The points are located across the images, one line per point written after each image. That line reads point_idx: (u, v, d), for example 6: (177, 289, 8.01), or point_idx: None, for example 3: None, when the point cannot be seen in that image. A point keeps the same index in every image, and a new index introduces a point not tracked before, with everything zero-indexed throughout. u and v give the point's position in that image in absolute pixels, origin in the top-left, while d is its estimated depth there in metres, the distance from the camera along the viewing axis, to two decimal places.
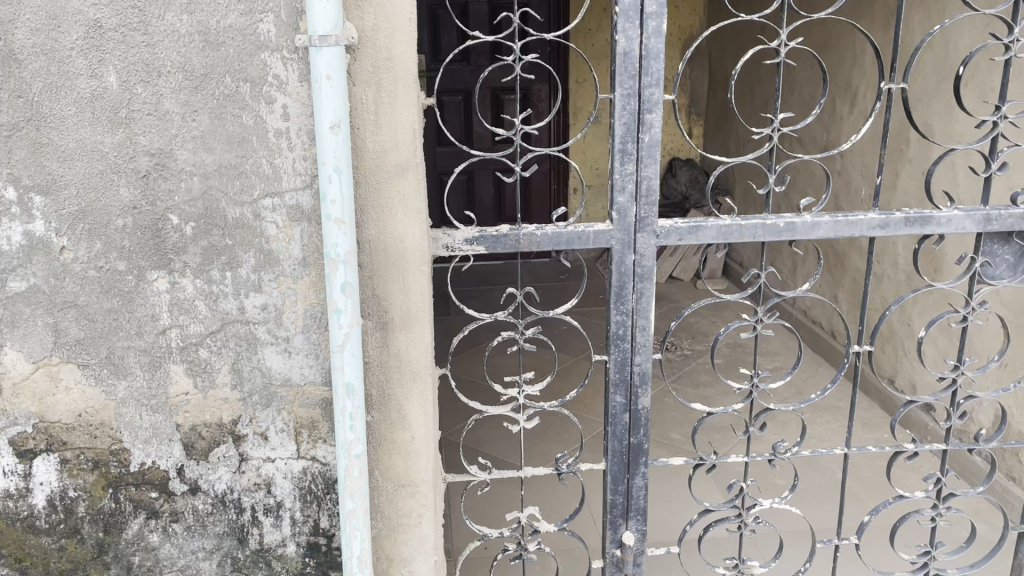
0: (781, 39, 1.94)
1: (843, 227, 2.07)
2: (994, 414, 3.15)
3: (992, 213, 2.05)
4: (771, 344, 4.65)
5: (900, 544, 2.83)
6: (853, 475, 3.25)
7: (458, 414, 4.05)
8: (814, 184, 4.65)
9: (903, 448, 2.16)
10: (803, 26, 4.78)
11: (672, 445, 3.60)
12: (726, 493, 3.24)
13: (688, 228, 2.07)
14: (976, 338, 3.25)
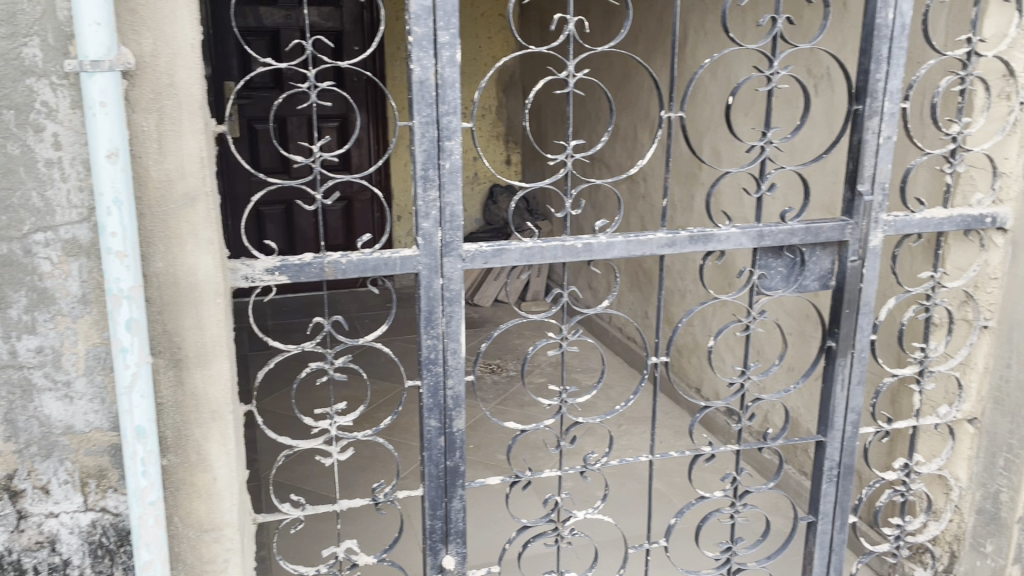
0: (569, 71, 2.04)
1: (634, 247, 2.20)
2: (783, 414, 3.41)
3: (763, 230, 2.25)
4: (583, 358, 4.84)
5: (706, 542, 3.00)
6: (665, 481, 3.42)
7: (269, 451, 3.93)
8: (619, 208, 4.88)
9: (702, 451, 2.29)
10: (598, 58, 5.01)
11: (493, 465, 3.65)
12: (544, 508, 3.31)
13: (492, 251, 2.12)
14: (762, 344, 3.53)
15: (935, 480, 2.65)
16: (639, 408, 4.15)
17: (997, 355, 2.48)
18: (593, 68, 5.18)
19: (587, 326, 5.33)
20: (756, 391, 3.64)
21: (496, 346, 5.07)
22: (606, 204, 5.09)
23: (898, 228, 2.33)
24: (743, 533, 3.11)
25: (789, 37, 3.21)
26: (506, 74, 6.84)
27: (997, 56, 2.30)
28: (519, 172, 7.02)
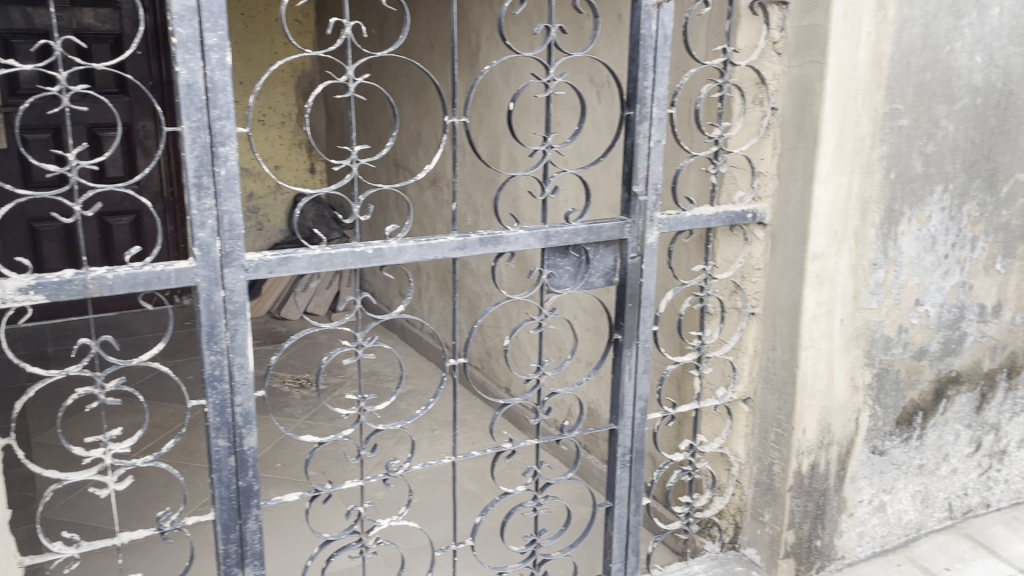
0: (349, 75, 2.00)
1: (425, 251, 2.21)
2: (577, 405, 3.57)
3: (550, 230, 2.33)
4: (379, 363, 4.84)
5: (511, 537, 3.07)
6: (472, 481, 3.46)
7: (32, 485, 3.61)
8: (423, 217, 4.84)
9: (502, 448, 2.31)
10: (396, 64, 4.97)
11: (281, 481, 3.56)
12: (346, 520, 3.26)
13: (277, 260, 2.05)
14: (554, 341, 3.66)
15: (718, 458, 2.88)
16: (440, 411, 4.19)
17: (763, 339, 2.73)
18: (388, 79, 5.16)
19: (397, 333, 5.31)
20: (550, 386, 3.78)
21: (283, 357, 4.98)
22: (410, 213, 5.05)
23: (672, 225, 2.51)
24: (546, 525, 3.21)
25: (564, 46, 3.37)
26: (305, 81, 6.71)
27: (749, 66, 2.53)
28: (324, 180, 6.92)
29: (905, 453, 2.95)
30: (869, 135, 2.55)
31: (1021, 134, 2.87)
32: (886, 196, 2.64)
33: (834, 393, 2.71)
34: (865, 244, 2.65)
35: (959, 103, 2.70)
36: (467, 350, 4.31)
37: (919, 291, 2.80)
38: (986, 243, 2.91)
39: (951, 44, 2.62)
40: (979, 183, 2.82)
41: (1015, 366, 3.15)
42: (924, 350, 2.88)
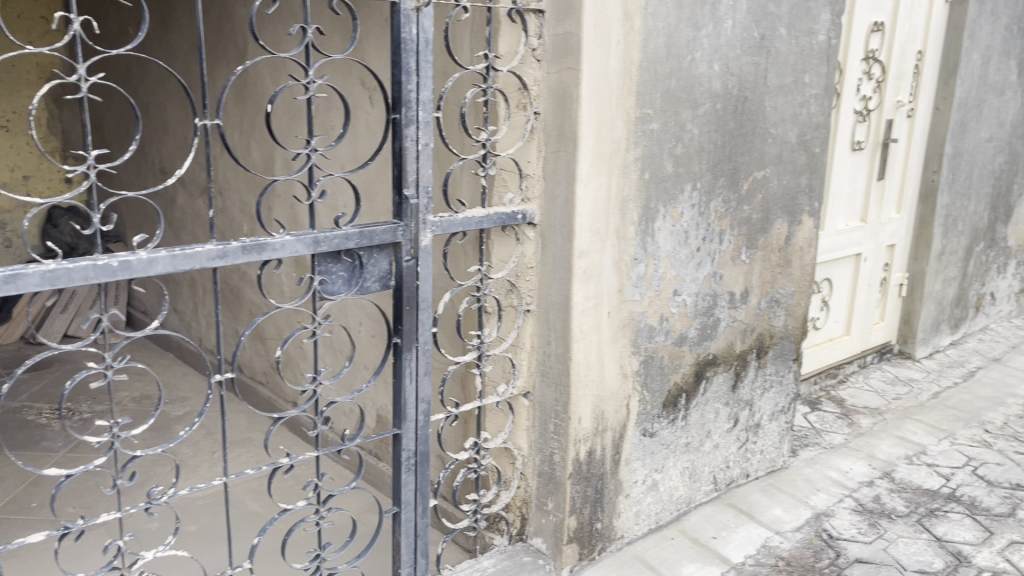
0: (80, 73, 1.78)
1: (181, 261, 2.06)
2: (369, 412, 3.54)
3: (319, 236, 2.27)
4: (138, 384, 4.53)
5: (292, 555, 2.99)
6: (253, 500, 3.33)
7: None
8: (197, 228, 4.58)
9: (280, 463, 2.21)
10: (156, 68, 4.66)
11: (28, 524, 3.24)
12: (103, 556, 3.03)
13: (3, 277, 1.82)
14: (335, 349, 3.59)
15: (503, 453, 2.93)
16: (212, 428, 3.98)
17: (539, 335, 2.83)
18: (148, 84, 4.82)
19: (170, 350, 5.00)
20: (336, 395, 3.71)
21: (32, 387, 4.54)
22: (182, 224, 4.74)
23: (444, 227, 2.53)
24: (331, 538, 3.15)
25: (330, 50, 3.31)
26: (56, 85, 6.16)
27: (511, 71, 2.59)
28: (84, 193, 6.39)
29: (672, 433, 3.19)
30: (624, 139, 2.72)
31: (756, 136, 3.17)
32: (642, 194, 2.83)
33: (605, 381, 2.87)
34: (626, 240, 2.83)
35: (702, 108, 2.94)
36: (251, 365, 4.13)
37: (676, 282, 3.03)
38: (732, 236, 3.20)
39: (692, 54, 2.85)
40: (723, 181, 3.10)
41: (762, 347, 3.48)
42: (684, 336, 3.12)
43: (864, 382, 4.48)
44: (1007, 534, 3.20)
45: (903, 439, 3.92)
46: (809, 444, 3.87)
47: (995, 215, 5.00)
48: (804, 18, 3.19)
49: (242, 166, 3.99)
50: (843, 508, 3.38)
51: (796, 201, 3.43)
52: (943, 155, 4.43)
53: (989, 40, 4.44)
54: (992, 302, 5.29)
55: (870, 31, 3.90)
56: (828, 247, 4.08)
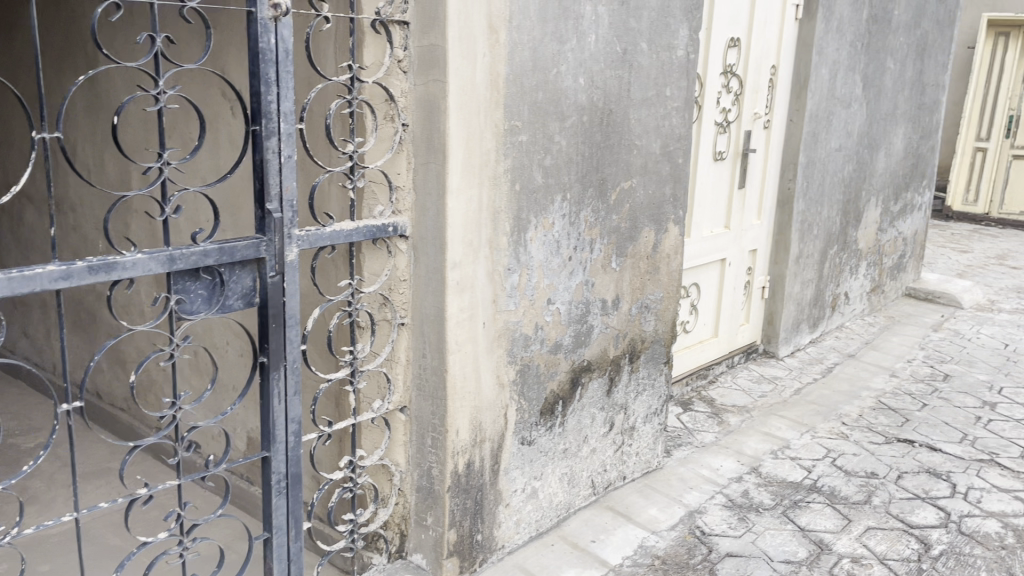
0: None
1: (19, 284, 1.90)
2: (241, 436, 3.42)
3: (174, 253, 2.15)
4: None
5: None
6: (111, 533, 3.15)
7: None
8: (47, 246, 4.30)
9: (137, 494, 2.04)
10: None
11: None
12: None
13: None
14: (198, 370, 3.45)
15: (380, 470, 2.88)
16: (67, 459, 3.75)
17: (414, 348, 2.80)
18: None
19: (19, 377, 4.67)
20: (202, 417, 3.57)
21: None
22: (31, 242, 4.44)
23: (311, 241, 2.46)
24: (194, 569, 3.03)
25: (184, 60, 3.19)
26: None
27: (376, 83, 2.55)
28: None
29: (550, 440, 3.22)
30: (493, 150, 2.74)
31: (622, 147, 3.26)
32: (513, 205, 2.86)
33: (482, 392, 2.88)
34: (499, 251, 2.85)
35: (569, 120, 3.00)
36: (110, 390, 3.92)
37: (549, 291, 3.07)
38: (602, 245, 3.27)
39: (557, 67, 2.90)
40: (591, 191, 3.17)
41: (635, 352, 3.58)
42: (559, 344, 3.17)
43: (732, 381, 4.68)
44: (863, 520, 3.40)
45: (769, 435, 4.11)
46: (681, 443, 4.00)
47: (846, 220, 5.34)
48: (664, 33, 3.31)
49: (95, 180, 3.78)
50: (715, 504, 3.51)
51: (662, 210, 3.55)
52: (797, 164, 4.69)
53: (836, 55, 4.74)
54: (847, 301, 5.64)
55: (727, 47, 4.09)
56: (694, 254, 4.24)
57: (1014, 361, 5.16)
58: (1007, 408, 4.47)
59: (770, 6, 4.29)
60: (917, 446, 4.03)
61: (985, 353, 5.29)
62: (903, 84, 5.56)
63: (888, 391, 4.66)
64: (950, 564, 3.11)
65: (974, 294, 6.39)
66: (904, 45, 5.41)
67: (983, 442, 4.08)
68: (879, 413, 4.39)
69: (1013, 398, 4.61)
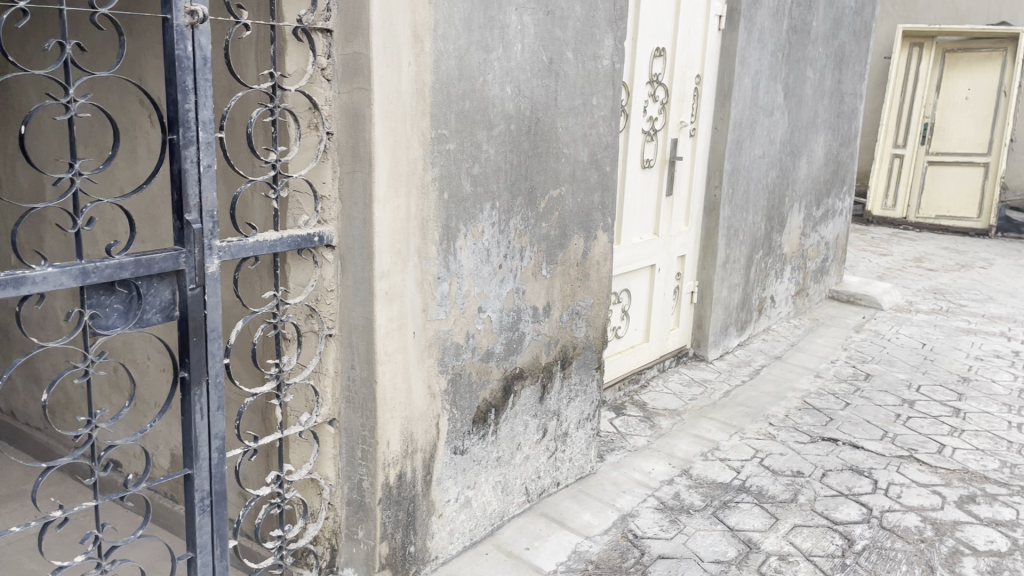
0: None
1: None
2: (164, 453, 3.32)
3: (88, 266, 2.07)
4: None
5: None
6: (23, 558, 3.02)
7: None
8: None
9: (51, 518, 1.96)
10: None
11: None
12: None
13: None
14: (117, 384, 3.35)
15: (309, 485, 2.83)
16: None
17: (342, 359, 2.76)
18: None
19: None
20: (122, 432, 3.46)
21: None
22: None
23: (233, 253, 2.40)
24: None
25: (100, 66, 3.09)
26: None
27: (299, 91, 2.51)
28: None
29: (483, 449, 3.21)
30: (420, 159, 2.73)
31: (550, 156, 3.28)
32: (442, 214, 2.85)
33: (413, 403, 2.85)
34: (428, 260, 2.83)
35: (497, 128, 3.01)
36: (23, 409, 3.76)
37: (480, 299, 3.07)
38: (532, 252, 3.29)
39: (484, 76, 2.90)
40: (520, 200, 3.18)
41: (567, 358, 3.60)
42: (490, 352, 3.16)
43: (663, 385, 4.75)
44: (790, 518, 3.48)
45: (699, 437, 4.19)
46: (614, 448, 4.04)
47: (771, 225, 5.48)
48: (589, 44, 3.35)
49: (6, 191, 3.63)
50: (647, 507, 3.55)
51: (591, 217, 3.58)
52: (723, 172, 4.80)
53: (758, 65, 4.87)
54: (773, 304, 5.79)
55: (652, 57, 4.16)
56: (624, 260, 4.30)
57: (930, 359, 5.37)
58: (924, 405, 4.65)
59: (693, 17, 4.39)
60: (840, 444, 4.16)
61: (904, 352, 5.50)
62: (823, 93, 5.74)
63: (813, 392, 4.79)
64: (873, 558, 3.21)
65: (893, 296, 6.63)
66: (823, 55, 5.59)
67: (903, 439, 4.23)
68: (805, 413, 4.51)
69: (930, 395, 4.79)
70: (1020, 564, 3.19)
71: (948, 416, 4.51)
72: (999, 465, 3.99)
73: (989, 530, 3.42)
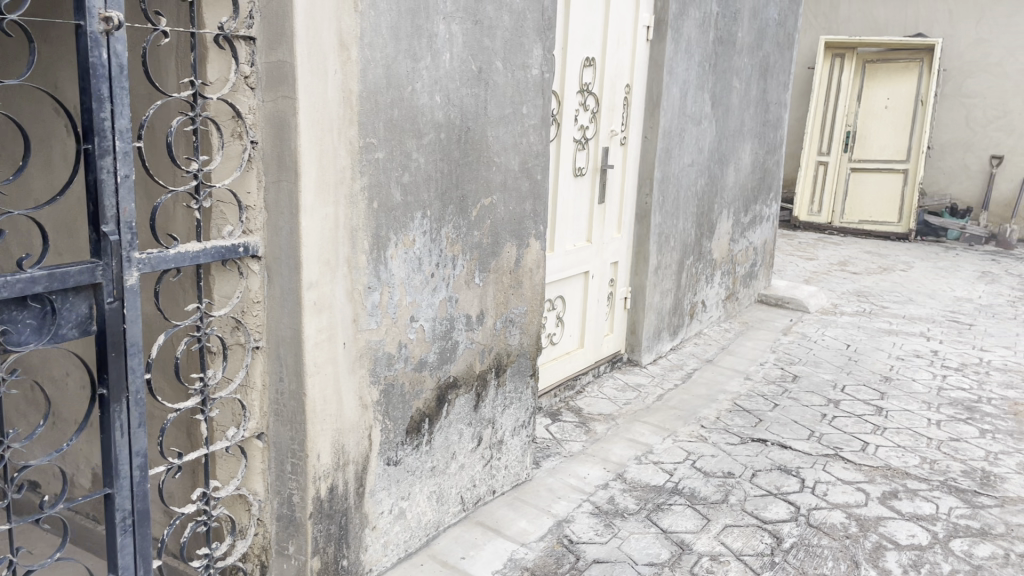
0: None
1: None
2: (85, 472, 3.21)
3: None
4: None
5: None
6: None
7: None
8: None
9: None
10: None
11: None
12: None
13: None
14: (35, 401, 3.23)
15: (237, 501, 2.77)
16: None
17: (270, 372, 2.71)
18: None
19: None
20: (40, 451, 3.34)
21: None
22: None
23: (153, 264, 2.34)
24: None
25: (15, 74, 2.99)
26: None
27: (221, 99, 2.46)
28: None
29: (417, 459, 3.19)
30: (348, 168, 2.70)
31: (481, 165, 3.29)
32: (371, 223, 2.82)
33: (344, 414, 2.82)
34: (357, 269, 2.80)
35: (426, 137, 3.00)
36: None
37: (412, 308, 3.05)
38: (464, 261, 3.28)
39: (412, 84, 2.89)
40: (452, 209, 3.18)
41: (501, 366, 3.60)
42: (423, 361, 3.15)
43: (599, 390, 4.79)
44: (721, 518, 3.55)
45: (633, 441, 4.24)
46: (550, 454, 4.06)
47: (701, 231, 5.59)
48: (518, 53, 3.37)
49: None
50: (582, 513, 3.58)
51: (523, 225, 3.60)
52: (653, 179, 4.88)
53: (685, 75, 4.97)
54: (704, 308, 5.90)
55: (582, 66, 4.21)
56: (557, 268, 4.33)
57: (854, 360, 5.55)
58: (849, 405, 4.80)
59: (621, 27, 4.46)
60: (769, 445, 4.26)
61: (829, 354, 5.67)
62: (749, 102, 5.89)
63: (743, 394, 4.90)
64: (800, 555, 3.29)
65: (819, 299, 6.83)
66: (748, 66, 5.74)
67: (829, 438, 4.36)
68: (735, 415, 4.60)
69: (854, 395, 4.95)
70: (939, 556, 3.31)
71: (871, 414, 4.67)
72: (919, 461, 4.13)
73: (910, 524, 3.54)
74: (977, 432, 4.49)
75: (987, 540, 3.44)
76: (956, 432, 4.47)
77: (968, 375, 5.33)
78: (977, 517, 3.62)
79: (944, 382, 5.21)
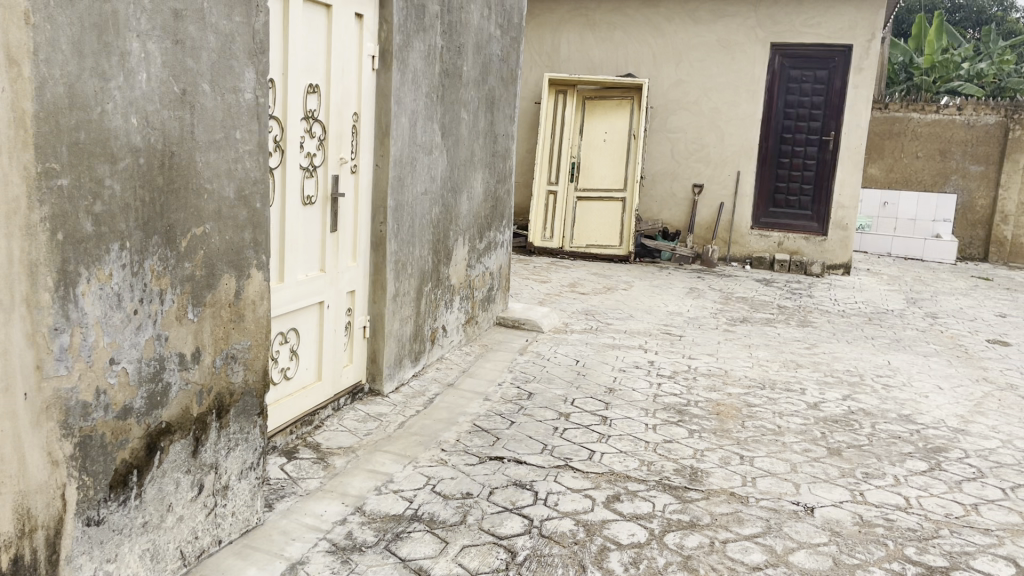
0: None
1: None
2: None
3: None
4: None
5: None
6: None
7: None
8: None
9: None
10: None
11: None
12: None
13: None
14: None
15: None
16: None
17: None
18: None
19: None
20: None
21: None
22: None
23: None
24: None
25: None
26: None
27: None
28: None
29: (124, 516, 2.90)
30: (24, 196, 2.41)
31: (189, 193, 3.09)
32: (56, 258, 2.54)
33: (29, 474, 2.49)
34: (40, 310, 2.49)
35: (122, 163, 2.77)
36: None
37: (111, 350, 2.78)
38: (174, 295, 3.06)
39: (101, 105, 2.66)
40: (156, 239, 2.95)
41: (222, 406, 3.39)
42: (128, 408, 2.88)
43: (338, 423, 4.68)
44: (459, 540, 3.59)
45: (373, 472, 4.18)
46: (284, 494, 3.88)
47: (437, 258, 5.69)
48: (227, 77, 3.23)
49: None
50: (318, 552, 3.45)
51: (242, 256, 3.43)
52: (385, 207, 4.89)
53: (413, 106, 5.06)
54: (444, 333, 6.00)
55: (306, 92, 4.14)
56: (288, 299, 4.18)
57: (583, 374, 5.91)
58: (578, 417, 5.10)
59: (345, 55, 4.44)
60: (505, 462, 4.40)
61: (561, 370, 6.00)
62: (477, 133, 6.13)
63: (481, 414, 5.03)
64: (533, 566, 3.42)
65: (551, 319, 7.23)
66: (474, 98, 5.97)
67: (559, 450, 4.58)
68: (474, 435, 4.71)
69: (582, 407, 5.27)
70: (655, 551, 3.59)
71: (596, 424, 4.99)
72: (638, 464, 4.48)
73: (631, 524, 3.81)
74: (686, 433, 4.97)
75: (696, 531, 3.79)
76: (668, 435, 4.91)
77: (679, 382, 5.90)
78: (687, 511, 3.98)
79: (659, 389, 5.71)
